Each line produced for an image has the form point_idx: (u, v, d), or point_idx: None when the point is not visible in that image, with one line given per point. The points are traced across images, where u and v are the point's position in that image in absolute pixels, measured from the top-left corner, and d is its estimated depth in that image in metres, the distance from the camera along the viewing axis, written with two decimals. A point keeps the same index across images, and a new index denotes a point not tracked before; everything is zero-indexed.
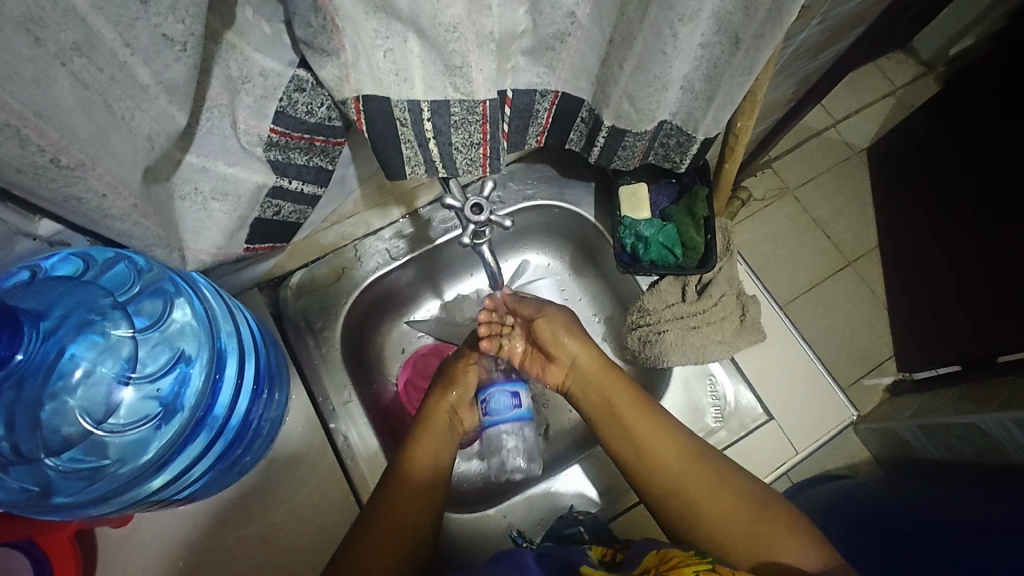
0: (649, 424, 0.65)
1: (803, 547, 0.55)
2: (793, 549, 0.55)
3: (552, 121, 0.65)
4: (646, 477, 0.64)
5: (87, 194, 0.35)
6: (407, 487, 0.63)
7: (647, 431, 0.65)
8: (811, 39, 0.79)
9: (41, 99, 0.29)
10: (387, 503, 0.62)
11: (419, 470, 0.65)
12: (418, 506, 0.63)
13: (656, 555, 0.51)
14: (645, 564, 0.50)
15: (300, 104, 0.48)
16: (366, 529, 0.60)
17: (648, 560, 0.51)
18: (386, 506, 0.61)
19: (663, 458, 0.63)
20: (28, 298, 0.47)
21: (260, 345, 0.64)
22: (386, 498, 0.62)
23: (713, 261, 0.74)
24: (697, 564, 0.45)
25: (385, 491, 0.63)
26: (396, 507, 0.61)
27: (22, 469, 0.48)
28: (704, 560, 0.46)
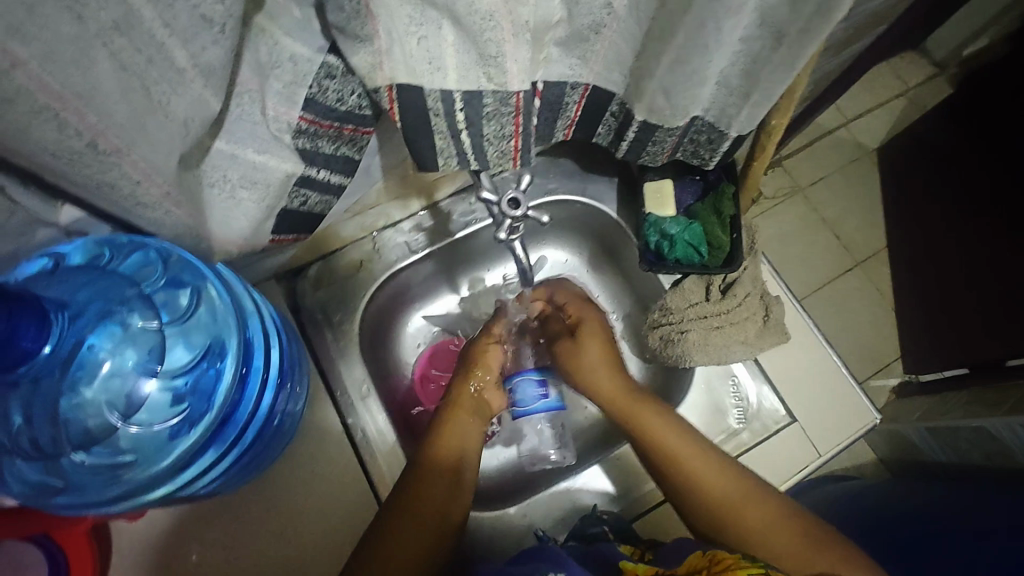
0: (693, 455, 0.63)
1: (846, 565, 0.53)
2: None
3: (580, 114, 0.63)
4: (696, 510, 0.61)
5: (122, 181, 0.34)
6: (433, 476, 0.62)
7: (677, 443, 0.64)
8: (836, 36, 0.77)
9: (79, 80, 0.27)
10: (410, 498, 0.60)
11: (444, 459, 0.64)
12: (444, 496, 0.62)
13: (700, 555, 0.51)
14: (688, 563, 0.51)
15: (331, 91, 0.46)
16: (390, 523, 0.59)
17: (690, 559, 0.51)
18: (410, 501, 0.60)
19: (712, 490, 0.61)
20: (50, 287, 0.46)
21: (283, 338, 0.63)
22: (410, 493, 0.61)
23: (739, 260, 0.73)
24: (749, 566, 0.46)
25: (409, 484, 0.62)
26: (422, 501, 0.60)
27: (40, 463, 0.47)
28: (754, 563, 0.47)
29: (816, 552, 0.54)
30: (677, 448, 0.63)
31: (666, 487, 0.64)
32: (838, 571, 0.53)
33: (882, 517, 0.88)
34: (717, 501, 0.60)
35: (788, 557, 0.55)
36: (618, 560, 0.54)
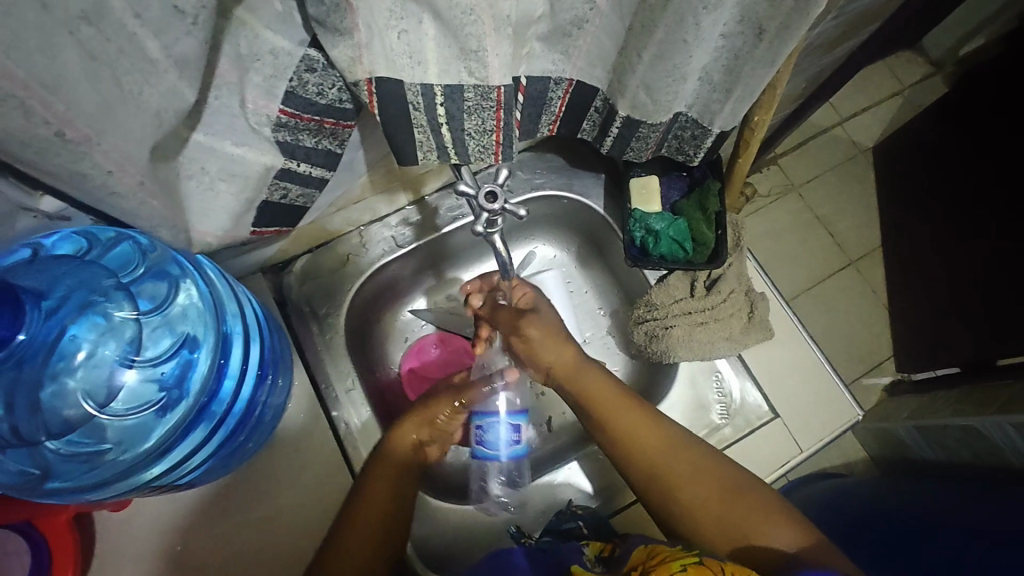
0: (626, 412, 0.63)
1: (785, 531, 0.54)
2: (773, 533, 0.54)
3: (565, 110, 0.64)
4: (626, 466, 0.62)
5: (93, 171, 0.34)
6: (386, 474, 0.63)
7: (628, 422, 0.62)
8: (827, 33, 0.77)
9: (47, 69, 0.27)
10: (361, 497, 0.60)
11: (399, 457, 0.65)
12: (390, 493, 0.62)
13: (643, 549, 0.50)
14: (632, 558, 0.50)
15: (311, 85, 0.46)
16: (345, 520, 0.59)
17: (635, 554, 0.50)
18: (363, 500, 0.60)
19: (642, 450, 0.61)
20: (30, 276, 0.46)
21: (265, 330, 0.64)
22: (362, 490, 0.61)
23: (724, 256, 0.74)
24: (683, 556, 0.46)
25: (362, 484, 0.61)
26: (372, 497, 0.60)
27: (21, 451, 0.48)
28: (690, 552, 0.46)
29: (738, 505, 0.56)
30: (610, 408, 0.63)
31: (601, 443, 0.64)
32: (756, 526, 0.55)
33: (867, 514, 0.88)
34: (647, 458, 0.60)
35: (710, 511, 0.57)
36: (571, 564, 0.55)
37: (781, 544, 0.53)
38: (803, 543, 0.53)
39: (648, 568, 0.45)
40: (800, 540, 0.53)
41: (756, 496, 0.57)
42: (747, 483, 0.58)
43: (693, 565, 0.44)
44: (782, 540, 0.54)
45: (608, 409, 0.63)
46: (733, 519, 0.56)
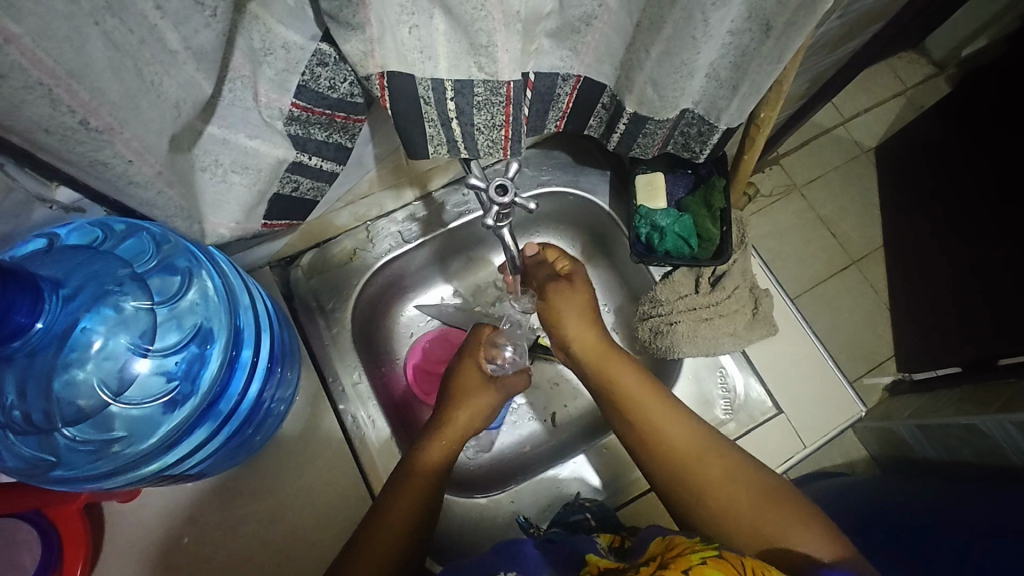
0: (659, 408, 0.64)
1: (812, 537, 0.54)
2: (800, 537, 0.54)
3: (572, 106, 0.64)
4: (652, 462, 0.63)
5: (114, 160, 0.34)
6: (416, 484, 0.62)
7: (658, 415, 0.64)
8: (831, 33, 0.78)
9: (74, 58, 0.28)
10: (389, 509, 0.60)
11: (433, 463, 0.65)
12: (423, 499, 0.62)
13: (661, 542, 0.50)
14: (650, 551, 0.50)
15: (322, 79, 0.46)
16: (373, 529, 0.59)
17: (652, 546, 0.50)
18: (388, 511, 0.60)
19: (671, 446, 0.62)
20: (46, 265, 0.47)
21: (275, 325, 0.64)
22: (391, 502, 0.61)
23: (728, 253, 0.74)
24: (704, 550, 0.44)
25: (391, 489, 0.62)
26: (399, 506, 0.60)
27: (32, 438, 0.48)
28: (709, 545, 0.45)
29: (765, 507, 0.57)
30: (643, 402, 0.64)
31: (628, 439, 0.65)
32: (783, 529, 0.55)
33: (870, 512, 0.89)
34: (677, 454, 0.62)
35: (739, 512, 0.57)
36: (585, 554, 0.54)
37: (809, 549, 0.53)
38: (830, 550, 0.53)
39: (665, 560, 0.44)
40: (828, 548, 0.53)
41: (787, 501, 0.57)
42: (776, 487, 0.58)
43: (712, 558, 0.42)
44: (809, 545, 0.53)
45: (641, 403, 0.65)
46: (760, 522, 0.56)
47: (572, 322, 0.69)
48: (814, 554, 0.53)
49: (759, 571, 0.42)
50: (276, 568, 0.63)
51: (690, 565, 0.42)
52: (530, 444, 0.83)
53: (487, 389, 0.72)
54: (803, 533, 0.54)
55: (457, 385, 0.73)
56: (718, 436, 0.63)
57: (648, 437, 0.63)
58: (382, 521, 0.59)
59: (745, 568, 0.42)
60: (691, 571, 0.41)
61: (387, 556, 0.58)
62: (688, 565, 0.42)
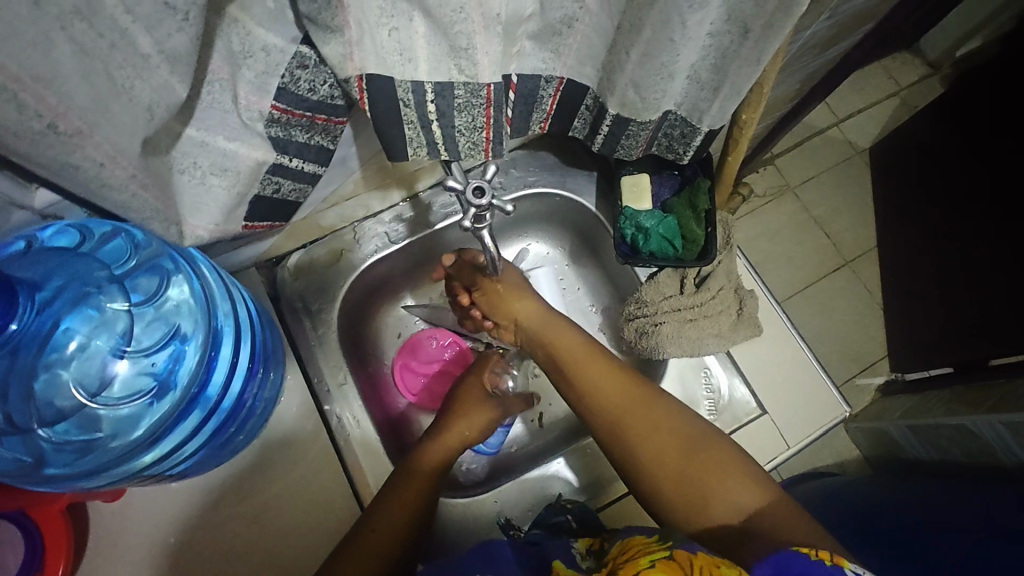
0: (597, 365, 0.65)
1: (735, 485, 0.55)
2: (722, 488, 0.55)
3: (556, 107, 0.64)
4: (594, 418, 0.63)
5: (85, 163, 0.34)
6: (414, 486, 0.64)
7: (593, 371, 0.65)
8: (819, 34, 0.78)
9: (40, 62, 0.28)
10: (391, 500, 0.61)
11: (430, 469, 0.66)
12: (423, 493, 0.63)
13: (621, 545, 0.51)
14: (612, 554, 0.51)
15: (303, 81, 0.47)
16: (367, 529, 0.59)
17: (616, 550, 0.51)
18: (385, 510, 0.61)
19: (605, 401, 0.63)
20: (23, 268, 0.47)
21: (258, 326, 0.64)
22: (395, 489, 0.63)
23: (712, 254, 0.75)
24: (656, 552, 0.45)
25: (387, 493, 0.62)
26: (404, 495, 0.62)
27: (15, 439, 0.49)
28: (663, 546, 0.46)
29: (695, 460, 0.57)
30: (583, 361, 0.65)
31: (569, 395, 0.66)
32: (713, 482, 0.55)
33: (858, 513, 0.89)
34: (613, 409, 0.62)
35: (668, 466, 0.58)
36: (553, 560, 0.55)
37: (732, 497, 0.54)
38: (754, 501, 0.54)
39: (618, 565, 0.46)
40: (750, 494, 0.54)
41: (713, 448, 0.58)
42: (710, 444, 0.58)
43: (662, 560, 0.43)
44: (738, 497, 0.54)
45: (580, 365, 0.65)
46: (688, 474, 0.57)
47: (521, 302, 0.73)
48: (737, 503, 0.54)
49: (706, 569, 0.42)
50: (260, 568, 0.63)
51: (638, 570, 0.43)
52: (516, 444, 0.83)
53: (487, 405, 0.74)
54: (734, 488, 0.55)
55: (460, 398, 0.74)
56: (658, 393, 0.63)
57: (583, 396, 0.64)
58: (384, 514, 0.60)
59: (693, 565, 0.42)
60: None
61: (388, 545, 0.59)
62: (636, 570, 0.43)
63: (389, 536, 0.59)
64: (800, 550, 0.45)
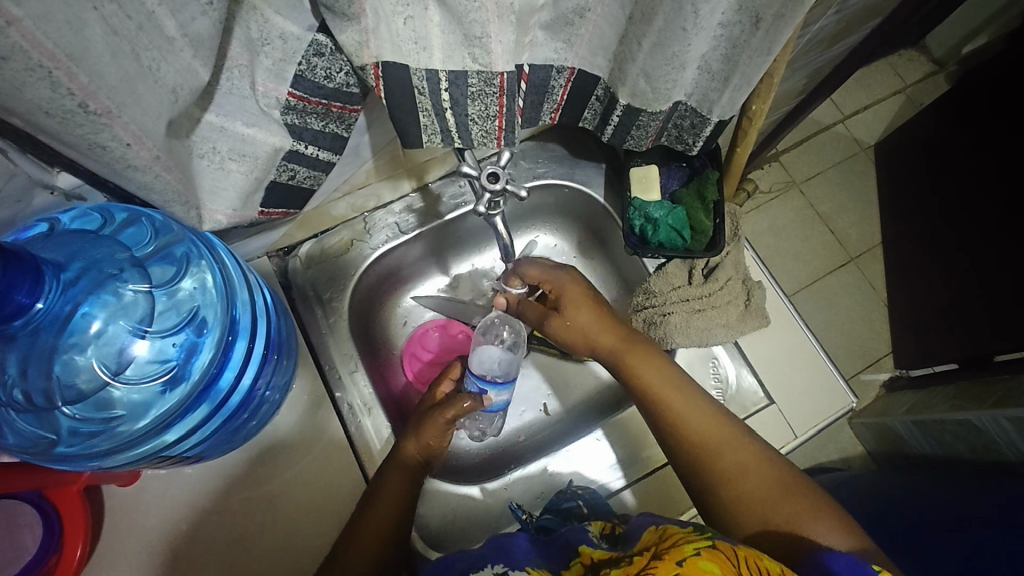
0: (684, 399, 0.64)
1: (825, 525, 0.53)
2: (813, 526, 0.53)
3: (567, 98, 0.65)
4: (674, 441, 0.63)
5: (112, 143, 0.35)
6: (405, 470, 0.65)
7: (674, 395, 0.64)
8: (828, 29, 0.78)
9: (73, 42, 0.29)
10: (381, 490, 0.62)
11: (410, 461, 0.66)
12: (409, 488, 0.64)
13: (655, 531, 0.51)
14: (644, 540, 0.50)
15: (319, 69, 0.47)
16: (367, 512, 0.61)
17: (646, 536, 0.51)
18: (383, 491, 0.62)
19: (689, 425, 0.62)
20: (48, 249, 0.48)
21: (272, 313, 0.65)
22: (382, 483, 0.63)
23: (720, 246, 0.76)
24: (697, 540, 0.45)
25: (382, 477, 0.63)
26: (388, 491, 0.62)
27: (33, 416, 0.49)
28: (703, 536, 0.46)
29: (786, 499, 0.55)
30: (664, 391, 0.64)
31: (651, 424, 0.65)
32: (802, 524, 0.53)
33: (862, 509, 0.89)
34: (697, 442, 0.61)
35: (752, 501, 0.57)
36: (579, 545, 0.54)
37: (821, 536, 0.52)
38: (843, 546, 0.51)
39: (659, 550, 0.45)
40: (839, 537, 0.52)
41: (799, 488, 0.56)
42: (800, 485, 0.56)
43: (706, 549, 0.43)
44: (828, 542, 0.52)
45: (660, 388, 0.65)
46: (772, 514, 0.55)
47: (586, 321, 0.69)
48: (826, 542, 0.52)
49: (751, 562, 0.43)
50: (268, 554, 0.63)
51: (684, 557, 0.43)
52: (524, 434, 0.84)
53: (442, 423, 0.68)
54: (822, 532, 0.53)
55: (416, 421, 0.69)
56: (743, 431, 0.62)
57: (664, 415, 0.64)
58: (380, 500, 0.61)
59: (739, 558, 0.43)
60: (684, 562, 0.42)
61: (382, 537, 0.60)
62: (682, 556, 0.43)
63: (386, 525, 0.61)
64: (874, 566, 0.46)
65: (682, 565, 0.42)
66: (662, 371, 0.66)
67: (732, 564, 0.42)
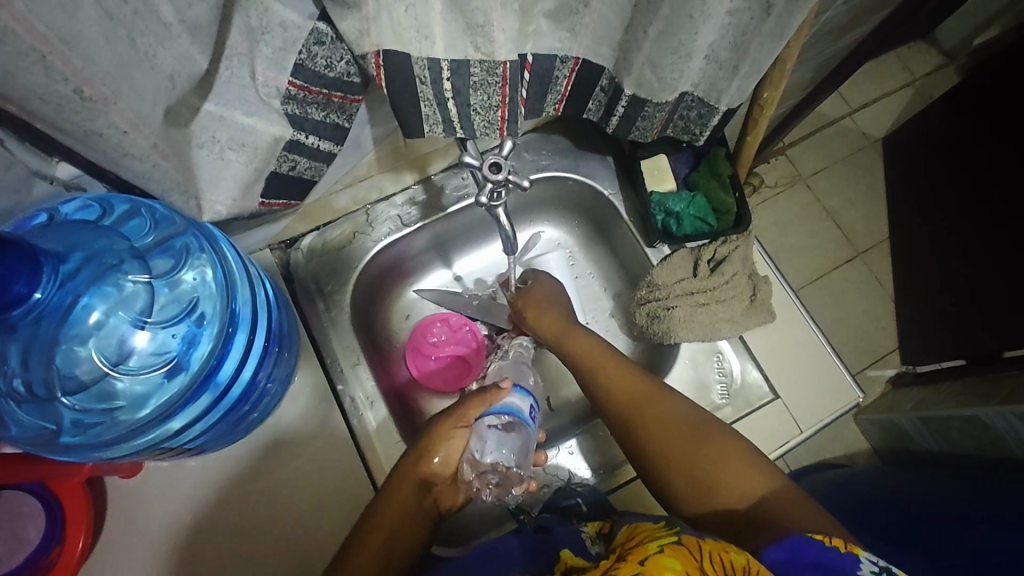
0: (613, 368, 0.67)
1: (742, 474, 0.55)
2: (733, 476, 0.56)
3: (571, 89, 0.63)
4: (607, 409, 0.66)
5: (109, 129, 0.35)
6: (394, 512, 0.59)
7: (606, 364, 0.68)
8: (838, 18, 0.77)
9: (68, 26, 0.29)
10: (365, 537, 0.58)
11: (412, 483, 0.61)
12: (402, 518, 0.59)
13: (628, 530, 0.51)
14: (618, 540, 0.50)
15: (319, 58, 0.46)
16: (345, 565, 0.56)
17: (622, 534, 0.51)
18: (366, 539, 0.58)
19: (617, 391, 0.65)
20: (46, 239, 0.48)
21: (273, 305, 0.64)
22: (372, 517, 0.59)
23: (748, 218, 0.75)
24: (664, 537, 0.45)
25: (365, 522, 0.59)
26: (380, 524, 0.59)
27: (35, 407, 0.50)
28: (671, 532, 0.46)
29: (705, 444, 0.58)
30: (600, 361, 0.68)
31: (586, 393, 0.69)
32: (721, 471, 0.56)
33: (865, 504, 0.88)
34: (626, 405, 0.64)
35: (679, 452, 0.59)
36: (561, 548, 0.55)
37: (740, 488, 0.55)
38: (762, 493, 0.54)
39: (626, 550, 0.45)
40: (760, 484, 0.55)
41: (719, 436, 0.59)
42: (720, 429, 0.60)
43: (671, 546, 0.43)
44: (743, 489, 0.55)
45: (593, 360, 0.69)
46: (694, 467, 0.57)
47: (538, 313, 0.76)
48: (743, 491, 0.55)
49: (715, 554, 0.42)
50: (268, 544, 0.63)
51: (647, 556, 0.42)
52: None
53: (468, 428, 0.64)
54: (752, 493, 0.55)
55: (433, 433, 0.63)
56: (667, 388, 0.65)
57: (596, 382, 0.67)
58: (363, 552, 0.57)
59: (702, 552, 0.42)
60: (647, 561, 0.42)
61: None
62: (644, 555, 0.43)
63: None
64: (814, 537, 0.46)
65: (643, 564, 0.42)
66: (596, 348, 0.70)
67: (694, 560, 0.41)
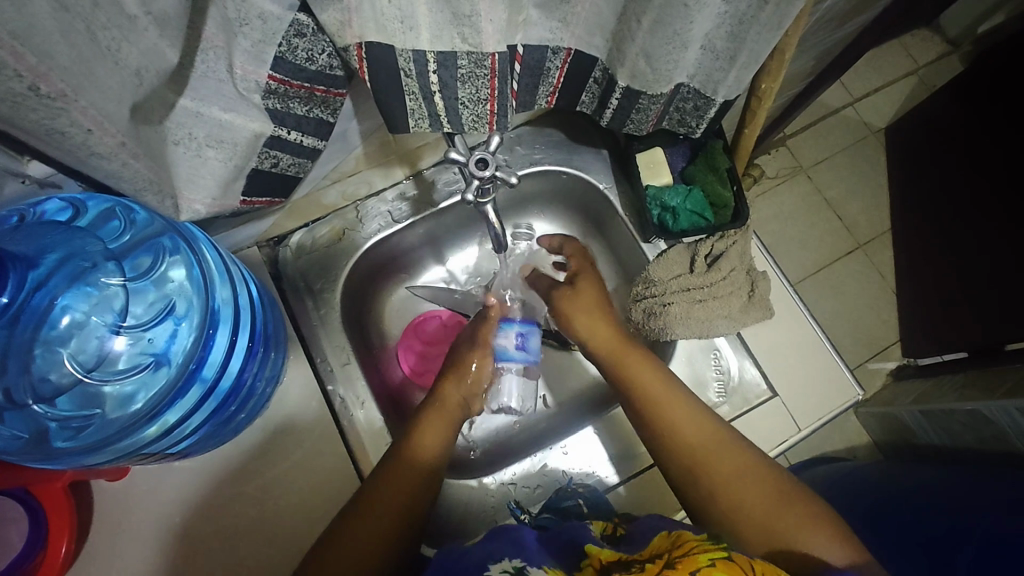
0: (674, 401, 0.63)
1: (827, 539, 0.52)
2: (817, 540, 0.52)
3: (563, 81, 0.62)
4: (669, 454, 0.61)
5: (72, 128, 0.34)
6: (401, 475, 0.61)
7: (669, 402, 0.62)
8: (839, 6, 0.75)
9: (17, 18, 0.27)
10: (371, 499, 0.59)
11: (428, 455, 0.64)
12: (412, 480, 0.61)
13: (666, 538, 0.48)
14: (653, 545, 0.48)
15: (300, 50, 0.44)
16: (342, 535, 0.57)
17: (657, 541, 0.49)
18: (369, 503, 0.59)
19: (682, 430, 0.61)
20: (17, 242, 0.46)
21: (258, 306, 0.63)
22: (371, 490, 0.60)
23: (746, 215, 0.74)
24: (711, 550, 0.42)
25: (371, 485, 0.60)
26: (379, 502, 0.59)
27: (16, 416, 0.48)
28: (718, 546, 0.43)
29: (787, 505, 0.54)
30: (655, 390, 0.63)
31: (642, 431, 0.64)
32: (801, 531, 0.52)
33: (866, 501, 0.87)
34: (693, 446, 0.59)
35: (755, 508, 0.55)
36: (584, 544, 0.52)
37: (826, 556, 0.51)
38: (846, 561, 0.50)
39: (671, 559, 0.43)
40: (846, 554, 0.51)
41: (798, 500, 0.55)
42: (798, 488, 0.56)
43: (721, 561, 0.41)
44: (825, 554, 0.51)
45: (652, 393, 0.63)
46: (774, 521, 0.54)
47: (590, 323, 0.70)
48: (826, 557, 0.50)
49: None
50: (260, 546, 0.62)
51: (699, 567, 0.40)
52: (521, 423, 0.83)
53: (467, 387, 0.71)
54: (811, 537, 0.52)
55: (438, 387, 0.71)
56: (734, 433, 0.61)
57: (657, 415, 0.62)
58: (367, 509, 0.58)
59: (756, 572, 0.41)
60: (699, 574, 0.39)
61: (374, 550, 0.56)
62: (695, 567, 0.40)
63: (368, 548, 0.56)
64: None
65: None
66: (655, 378, 0.64)
67: None
